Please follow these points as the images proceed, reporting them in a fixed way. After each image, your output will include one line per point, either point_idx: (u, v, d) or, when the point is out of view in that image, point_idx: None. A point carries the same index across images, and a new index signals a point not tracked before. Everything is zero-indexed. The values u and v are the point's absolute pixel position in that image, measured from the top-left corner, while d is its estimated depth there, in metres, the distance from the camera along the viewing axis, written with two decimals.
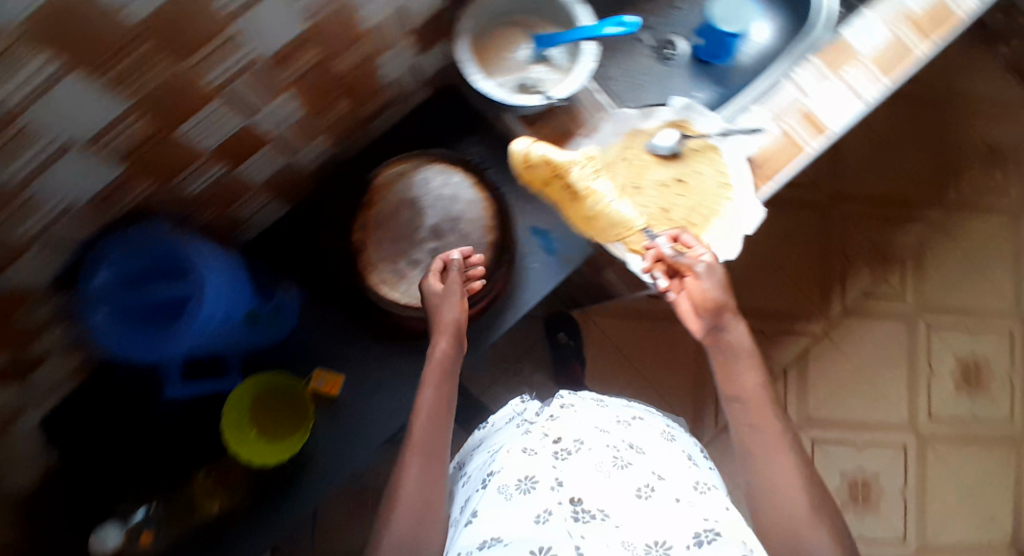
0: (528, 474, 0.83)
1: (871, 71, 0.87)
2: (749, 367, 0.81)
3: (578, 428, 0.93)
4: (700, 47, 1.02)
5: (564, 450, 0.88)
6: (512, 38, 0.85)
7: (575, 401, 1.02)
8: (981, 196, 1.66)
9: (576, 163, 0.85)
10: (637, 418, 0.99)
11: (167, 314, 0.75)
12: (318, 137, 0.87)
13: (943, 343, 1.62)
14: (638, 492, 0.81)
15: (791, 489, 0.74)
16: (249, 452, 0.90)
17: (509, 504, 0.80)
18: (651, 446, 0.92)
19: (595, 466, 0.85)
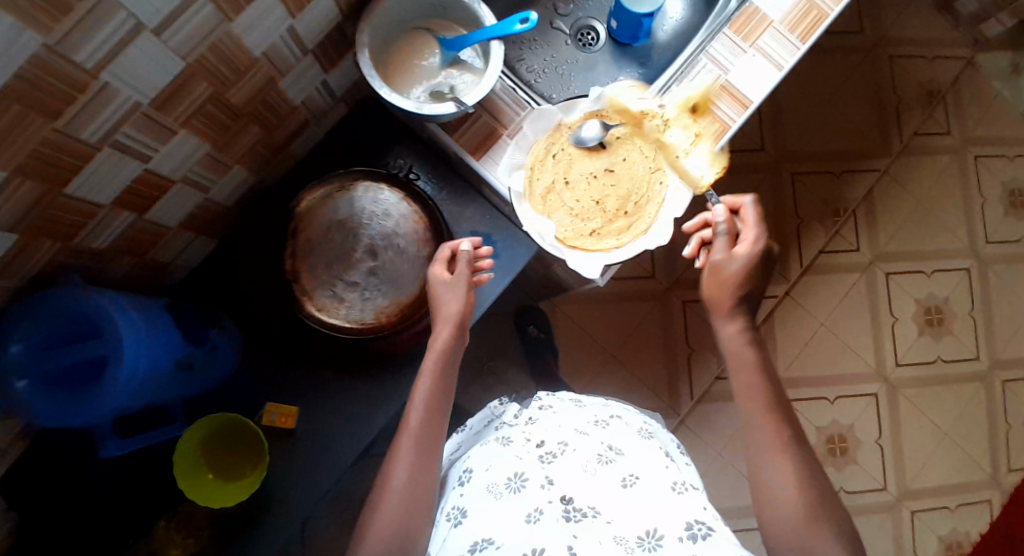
0: (517, 474, 0.85)
1: (787, 39, 0.89)
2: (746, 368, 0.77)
3: (560, 429, 0.93)
4: (616, 29, 1.01)
5: (550, 452, 0.88)
6: (419, 45, 0.84)
7: (553, 403, 1.02)
8: (925, 139, 1.67)
9: (652, 114, 0.89)
10: (615, 418, 0.98)
11: (90, 371, 0.71)
12: (232, 169, 0.84)
13: (902, 289, 1.64)
14: (624, 484, 0.83)
15: (781, 482, 0.71)
16: (216, 497, 0.88)
17: (500, 505, 0.81)
18: (631, 445, 0.91)
19: (581, 466, 0.85)
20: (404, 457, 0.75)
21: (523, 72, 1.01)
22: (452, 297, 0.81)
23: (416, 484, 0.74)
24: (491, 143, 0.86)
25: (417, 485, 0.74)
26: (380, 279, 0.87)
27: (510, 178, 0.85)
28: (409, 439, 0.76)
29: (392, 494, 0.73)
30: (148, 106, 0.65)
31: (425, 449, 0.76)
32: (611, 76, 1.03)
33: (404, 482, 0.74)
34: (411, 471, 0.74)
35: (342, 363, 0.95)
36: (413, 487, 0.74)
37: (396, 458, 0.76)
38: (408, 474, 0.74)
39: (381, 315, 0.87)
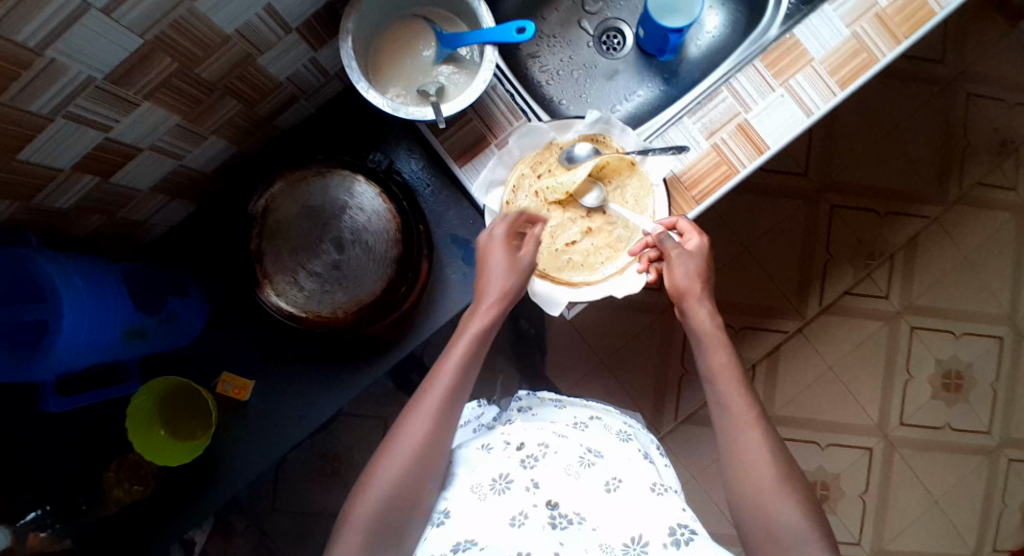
0: (502, 474, 0.75)
1: (823, 79, 0.80)
2: (714, 344, 0.72)
3: (537, 430, 0.82)
4: (643, 39, 0.93)
5: (531, 456, 0.78)
6: (414, 37, 0.80)
7: (533, 405, 0.93)
8: (985, 191, 1.52)
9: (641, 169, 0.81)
10: (594, 421, 0.88)
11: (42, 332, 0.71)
12: (209, 139, 0.81)
13: (924, 347, 1.53)
14: (608, 486, 0.75)
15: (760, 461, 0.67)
16: (165, 456, 0.86)
17: (483, 510, 0.72)
18: (610, 449, 0.82)
19: (565, 469, 0.76)
20: (427, 410, 0.69)
21: (535, 70, 0.95)
22: (499, 266, 0.74)
23: (433, 442, 0.69)
24: (475, 153, 0.82)
25: (432, 444, 0.69)
26: (341, 274, 0.84)
27: (487, 196, 0.81)
28: (440, 389, 0.70)
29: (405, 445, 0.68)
30: (105, 79, 0.62)
31: (450, 412, 0.70)
32: (630, 88, 0.96)
33: (426, 435, 0.68)
34: (433, 427, 0.69)
35: (301, 346, 0.90)
36: (431, 444, 0.69)
37: (418, 414, 0.69)
38: (427, 432, 0.68)
39: (339, 310, 0.84)
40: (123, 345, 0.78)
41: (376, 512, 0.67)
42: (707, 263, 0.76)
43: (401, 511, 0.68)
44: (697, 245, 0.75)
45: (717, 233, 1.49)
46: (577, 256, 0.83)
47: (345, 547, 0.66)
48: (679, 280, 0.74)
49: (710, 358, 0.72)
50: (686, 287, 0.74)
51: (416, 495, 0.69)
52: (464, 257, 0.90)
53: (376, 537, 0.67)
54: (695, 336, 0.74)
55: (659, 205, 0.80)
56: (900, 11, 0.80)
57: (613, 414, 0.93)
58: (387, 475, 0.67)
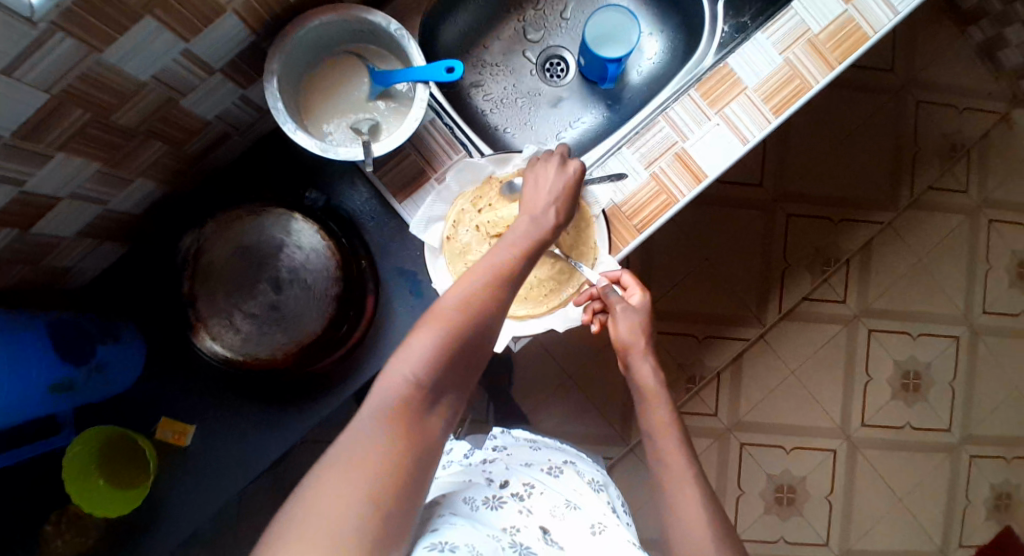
0: (494, 495, 0.71)
1: (758, 106, 0.80)
2: (655, 401, 0.76)
3: (521, 471, 0.77)
4: (584, 66, 0.93)
5: (517, 493, 0.72)
6: (346, 74, 0.78)
7: (508, 444, 0.86)
8: (937, 194, 1.54)
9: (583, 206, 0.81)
10: (568, 465, 0.81)
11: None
12: (137, 181, 0.78)
13: (883, 349, 1.55)
14: (593, 529, 0.68)
15: (696, 524, 0.67)
16: (124, 502, 0.84)
17: (475, 516, 0.66)
18: (586, 499, 0.75)
19: (552, 509, 0.71)
20: (486, 267, 0.64)
21: (479, 99, 0.94)
22: (543, 180, 0.74)
23: (493, 300, 0.62)
24: (415, 190, 0.81)
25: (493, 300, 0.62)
26: (280, 315, 0.82)
27: (426, 232, 0.80)
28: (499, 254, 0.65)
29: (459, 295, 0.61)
30: (11, 137, 0.60)
31: (510, 275, 0.64)
32: (574, 114, 0.95)
33: (483, 287, 0.62)
34: (491, 282, 0.63)
35: (243, 387, 0.88)
36: (490, 302, 0.62)
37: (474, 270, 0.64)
38: (485, 285, 0.63)
39: (278, 352, 0.82)
40: (47, 400, 0.76)
41: (424, 353, 0.58)
42: (647, 323, 0.79)
43: (453, 372, 0.59)
44: (637, 301, 0.79)
45: (676, 243, 1.49)
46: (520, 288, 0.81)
47: (391, 385, 0.57)
48: (621, 333, 0.78)
49: (652, 412, 0.76)
50: (630, 342, 0.78)
51: (468, 361, 0.60)
52: (411, 291, 0.88)
53: (424, 388, 0.57)
54: (637, 391, 0.78)
55: (598, 237, 0.80)
56: (832, 37, 0.80)
57: (591, 467, 0.87)
58: (438, 319, 0.60)
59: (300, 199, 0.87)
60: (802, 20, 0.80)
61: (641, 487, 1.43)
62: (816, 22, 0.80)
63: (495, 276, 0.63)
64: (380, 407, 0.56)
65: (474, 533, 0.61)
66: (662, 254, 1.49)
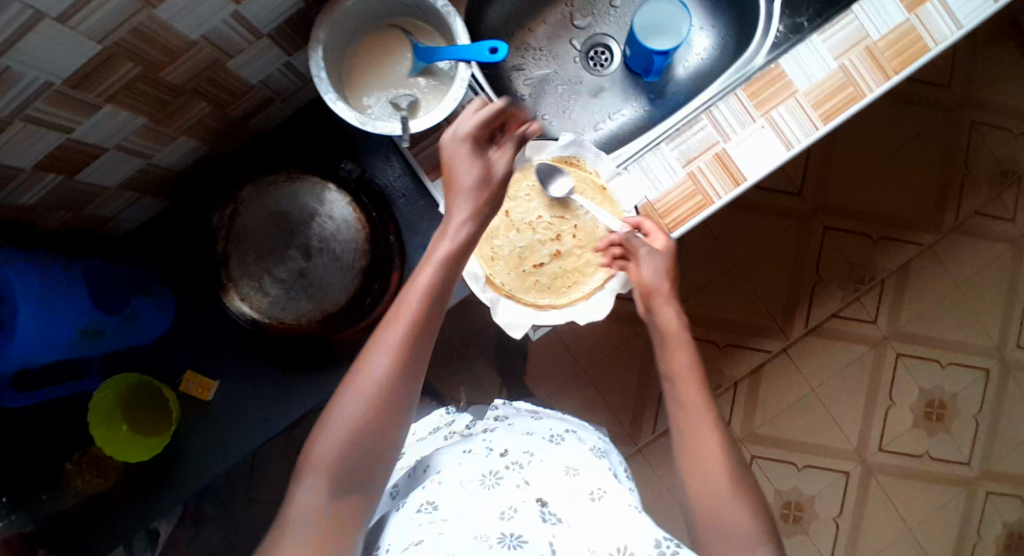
0: (492, 469, 0.68)
1: (807, 112, 0.78)
2: (677, 351, 0.72)
3: (521, 440, 0.74)
4: (630, 57, 0.91)
5: (516, 463, 0.69)
6: (389, 48, 0.79)
7: (510, 413, 0.84)
8: (982, 221, 1.50)
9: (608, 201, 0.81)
10: (570, 434, 0.79)
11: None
12: (180, 139, 0.80)
13: (909, 374, 1.51)
14: (593, 495, 0.64)
15: (712, 466, 0.65)
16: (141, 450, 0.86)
17: (469, 502, 0.63)
18: (586, 464, 0.71)
19: (551, 477, 0.67)
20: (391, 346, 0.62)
21: (519, 83, 0.93)
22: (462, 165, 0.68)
23: (401, 378, 0.62)
24: None
25: (401, 379, 0.62)
26: (307, 282, 0.83)
27: None
28: (401, 327, 0.62)
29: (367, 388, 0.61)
30: (62, 84, 0.62)
31: (426, 324, 0.63)
32: (615, 105, 0.94)
33: (390, 372, 0.61)
34: (397, 363, 0.61)
35: (265, 349, 0.89)
36: (399, 376, 0.62)
37: (380, 348, 0.62)
38: (391, 368, 0.61)
39: (303, 318, 0.83)
40: (79, 345, 0.78)
41: (336, 453, 0.59)
42: (671, 264, 0.76)
43: (372, 450, 0.60)
44: (660, 242, 0.76)
45: (706, 248, 1.47)
46: (543, 278, 0.82)
47: (310, 492, 0.58)
48: (647, 275, 0.75)
49: (671, 360, 0.71)
50: (654, 284, 0.75)
51: (386, 440, 0.61)
52: None
53: (343, 480, 0.59)
54: (655, 335, 0.74)
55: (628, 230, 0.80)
56: (890, 47, 0.79)
57: (589, 430, 0.85)
58: (348, 422, 0.60)
59: (334, 169, 0.87)
60: (861, 26, 0.79)
61: (646, 489, 1.41)
62: (875, 30, 0.79)
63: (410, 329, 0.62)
64: (306, 518, 0.57)
65: (458, 538, 0.58)
66: (689, 257, 1.48)
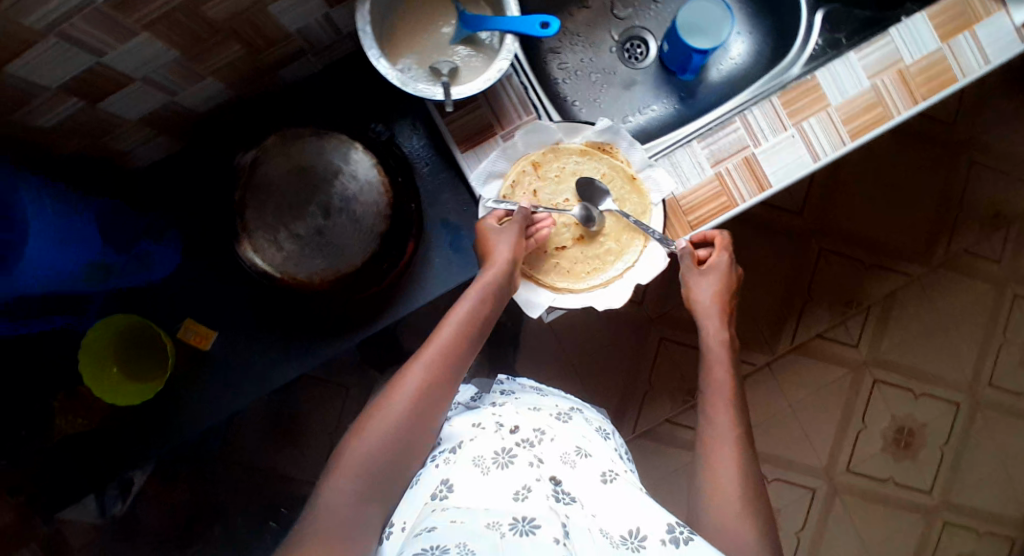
0: (505, 446, 0.71)
1: (836, 128, 0.80)
2: (716, 365, 0.76)
3: (530, 415, 0.77)
4: (666, 54, 0.92)
5: (526, 441, 0.72)
6: (433, 14, 0.78)
7: (516, 388, 0.86)
8: (969, 260, 1.54)
9: (636, 197, 0.81)
10: (576, 412, 0.81)
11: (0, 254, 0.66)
12: (207, 79, 0.78)
13: (883, 401, 1.55)
14: (604, 477, 0.67)
15: (725, 481, 0.67)
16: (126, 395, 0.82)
17: (486, 480, 0.67)
18: (594, 445, 0.74)
19: (562, 456, 0.70)
20: (422, 369, 0.71)
21: (554, 66, 0.93)
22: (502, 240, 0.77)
23: (431, 394, 0.70)
24: (481, 138, 0.80)
25: (430, 397, 0.70)
26: (324, 241, 0.82)
27: (483, 187, 0.80)
28: (434, 350, 0.72)
29: (401, 403, 0.69)
30: (105, 6, 0.60)
31: (457, 354, 0.73)
32: (645, 101, 0.94)
33: (421, 388, 0.70)
34: (428, 382, 0.70)
35: (269, 308, 0.85)
36: (429, 394, 0.70)
37: (415, 368, 0.71)
38: (423, 385, 0.70)
39: (316, 276, 0.82)
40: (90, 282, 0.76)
41: (367, 457, 0.66)
42: (728, 282, 0.80)
43: (394, 461, 0.67)
44: (721, 263, 0.79)
45: None
46: (564, 261, 0.82)
47: (338, 489, 0.65)
48: (704, 296, 0.80)
49: (708, 374, 0.76)
50: (706, 304, 0.79)
51: (406, 451, 0.68)
52: (451, 246, 0.86)
53: (367, 481, 0.66)
54: (705, 349, 0.78)
55: (653, 224, 0.80)
56: (921, 73, 0.80)
57: (593, 411, 0.87)
58: (380, 431, 0.67)
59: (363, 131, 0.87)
60: (895, 49, 0.80)
61: None
62: (907, 53, 0.80)
63: (443, 355, 0.72)
64: (332, 512, 0.63)
65: (472, 522, 0.60)
66: None
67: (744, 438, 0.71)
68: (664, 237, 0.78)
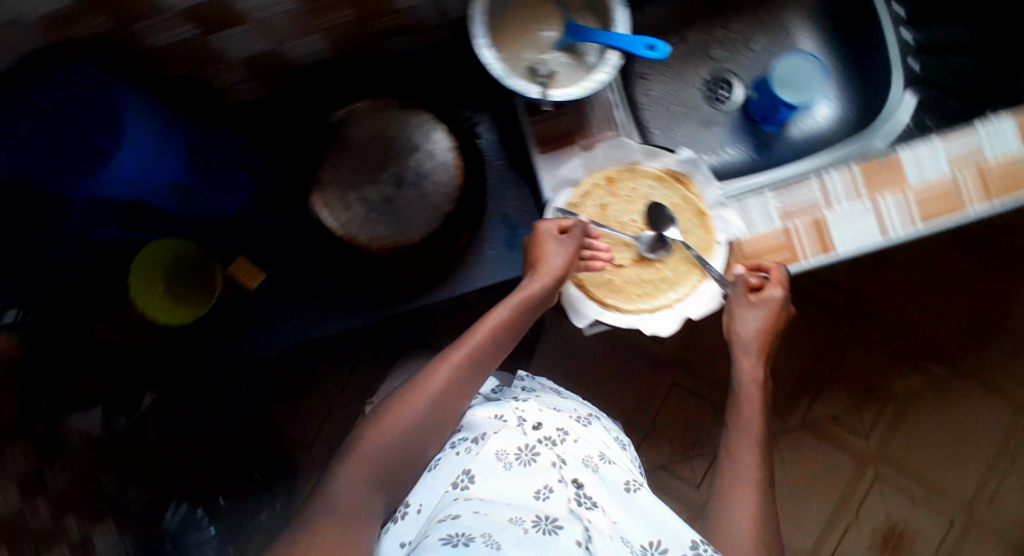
0: (528, 443, 0.71)
1: (909, 208, 0.80)
2: (747, 399, 0.76)
3: (553, 414, 0.78)
4: (752, 102, 0.93)
5: (549, 439, 0.73)
6: (540, 17, 0.80)
7: (536, 387, 0.87)
8: (998, 378, 1.52)
9: (701, 233, 0.82)
10: (595, 420, 0.82)
11: (74, 150, 0.65)
12: (313, 36, 0.80)
13: (881, 499, 1.49)
14: (627, 486, 0.69)
15: (744, 518, 0.68)
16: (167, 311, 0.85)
17: (507, 476, 0.67)
18: (613, 454, 0.76)
19: (583, 460, 0.71)
20: (447, 370, 0.72)
21: (639, 91, 0.95)
22: (556, 252, 0.77)
23: (452, 395, 0.71)
24: (564, 143, 0.82)
25: (446, 400, 0.71)
26: (390, 209, 0.83)
27: (554, 193, 0.82)
28: (463, 353, 0.73)
29: (422, 401, 0.70)
30: None
31: (484, 358, 0.73)
32: (721, 143, 0.95)
33: (444, 389, 0.71)
34: (452, 383, 0.71)
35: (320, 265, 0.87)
36: (450, 395, 0.71)
37: (442, 367, 0.72)
38: (446, 386, 0.71)
39: (375, 242, 0.83)
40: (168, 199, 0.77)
41: (382, 449, 0.68)
42: (774, 318, 0.77)
43: (408, 455, 0.69)
44: (772, 297, 0.76)
45: None
46: (618, 279, 0.82)
47: (351, 476, 0.66)
48: (746, 330, 0.78)
49: (739, 410, 0.76)
50: (748, 339, 0.77)
51: (420, 447, 0.70)
52: (506, 244, 0.87)
53: (379, 471, 0.67)
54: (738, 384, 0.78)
55: (714, 262, 0.82)
56: (1002, 171, 0.79)
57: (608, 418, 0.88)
58: (399, 425, 0.69)
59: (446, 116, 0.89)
60: (978, 143, 0.80)
61: None
62: (990, 149, 0.80)
63: (470, 358, 0.73)
64: (344, 498, 0.65)
65: (496, 515, 0.61)
66: None
67: (766, 477, 0.72)
68: (722, 277, 0.80)
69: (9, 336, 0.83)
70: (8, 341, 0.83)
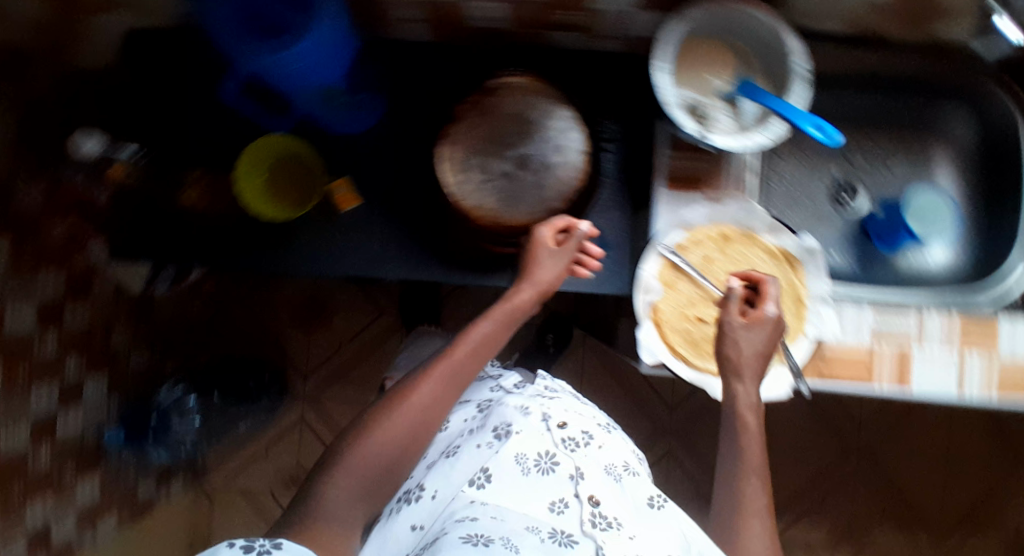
0: (548, 449, 0.72)
1: (991, 374, 0.79)
2: (749, 433, 0.73)
3: (577, 416, 0.78)
4: (874, 219, 0.93)
5: (572, 441, 0.74)
6: (717, 63, 0.81)
7: (560, 389, 0.84)
8: None
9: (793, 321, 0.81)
10: (616, 428, 0.82)
11: (261, 31, 0.74)
12: (499, 5, 0.80)
13: None
14: (652, 502, 0.70)
15: None
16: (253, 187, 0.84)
17: (523, 485, 0.69)
18: (638, 464, 0.77)
19: (607, 467, 0.73)
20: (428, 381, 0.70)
21: (770, 167, 0.94)
22: (546, 269, 0.75)
23: (434, 407, 0.70)
24: (694, 188, 0.83)
25: (427, 414, 0.70)
26: (506, 186, 0.84)
27: (667, 229, 0.82)
28: (448, 362, 0.71)
29: (406, 415, 0.69)
30: None
31: (469, 364, 0.71)
32: (828, 245, 0.95)
33: (426, 400, 0.69)
34: (435, 392, 0.70)
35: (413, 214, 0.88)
36: (432, 405, 0.70)
37: (427, 378, 0.70)
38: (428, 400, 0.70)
39: (479, 209, 0.84)
40: (315, 92, 0.82)
41: (365, 464, 0.67)
42: (773, 339, 0.75)
43: (390, 469, 0.68)
44: (769, 316, 0.74)
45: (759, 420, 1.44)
46: (697, 333, 0.81)
47: (339, 491, 0.66)
48: (740, 352, 0.74)
49: (739, 442, 0.73)
50: (748, 361, 0.74)
51: (401, 459, 0.69)
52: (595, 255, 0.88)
53: (369, 484, 0.67)
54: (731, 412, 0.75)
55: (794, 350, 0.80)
56: None
57: None
58: (382, 440, 0.68)
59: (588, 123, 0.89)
60: None
61: None
62: None
63: (453, 365, 0.71)
64: (332, 513, 0.64)
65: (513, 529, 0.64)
66: None
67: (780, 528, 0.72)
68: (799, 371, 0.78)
69: (122, 167, 0.87)
70: (119, 171, 0.87)
